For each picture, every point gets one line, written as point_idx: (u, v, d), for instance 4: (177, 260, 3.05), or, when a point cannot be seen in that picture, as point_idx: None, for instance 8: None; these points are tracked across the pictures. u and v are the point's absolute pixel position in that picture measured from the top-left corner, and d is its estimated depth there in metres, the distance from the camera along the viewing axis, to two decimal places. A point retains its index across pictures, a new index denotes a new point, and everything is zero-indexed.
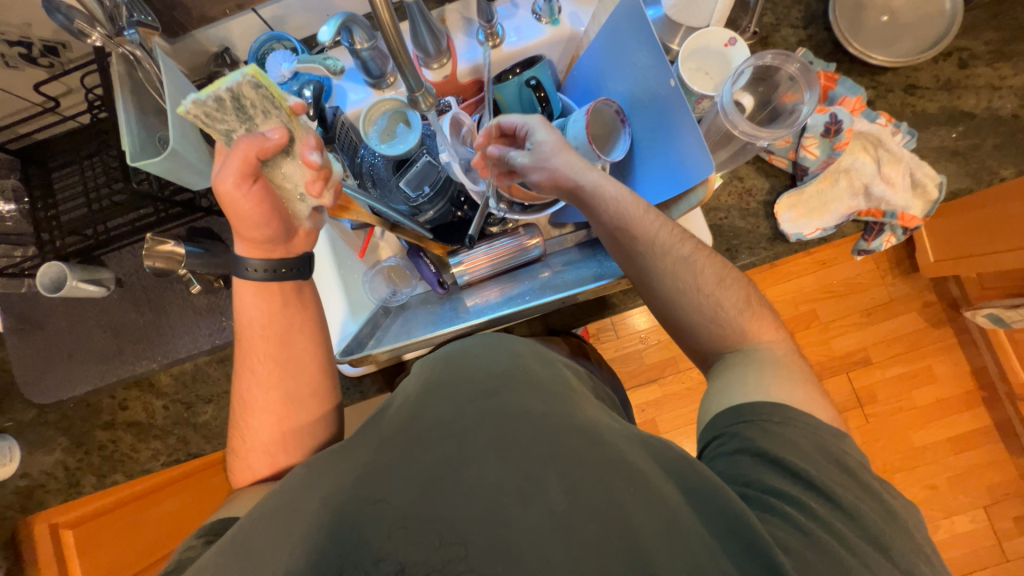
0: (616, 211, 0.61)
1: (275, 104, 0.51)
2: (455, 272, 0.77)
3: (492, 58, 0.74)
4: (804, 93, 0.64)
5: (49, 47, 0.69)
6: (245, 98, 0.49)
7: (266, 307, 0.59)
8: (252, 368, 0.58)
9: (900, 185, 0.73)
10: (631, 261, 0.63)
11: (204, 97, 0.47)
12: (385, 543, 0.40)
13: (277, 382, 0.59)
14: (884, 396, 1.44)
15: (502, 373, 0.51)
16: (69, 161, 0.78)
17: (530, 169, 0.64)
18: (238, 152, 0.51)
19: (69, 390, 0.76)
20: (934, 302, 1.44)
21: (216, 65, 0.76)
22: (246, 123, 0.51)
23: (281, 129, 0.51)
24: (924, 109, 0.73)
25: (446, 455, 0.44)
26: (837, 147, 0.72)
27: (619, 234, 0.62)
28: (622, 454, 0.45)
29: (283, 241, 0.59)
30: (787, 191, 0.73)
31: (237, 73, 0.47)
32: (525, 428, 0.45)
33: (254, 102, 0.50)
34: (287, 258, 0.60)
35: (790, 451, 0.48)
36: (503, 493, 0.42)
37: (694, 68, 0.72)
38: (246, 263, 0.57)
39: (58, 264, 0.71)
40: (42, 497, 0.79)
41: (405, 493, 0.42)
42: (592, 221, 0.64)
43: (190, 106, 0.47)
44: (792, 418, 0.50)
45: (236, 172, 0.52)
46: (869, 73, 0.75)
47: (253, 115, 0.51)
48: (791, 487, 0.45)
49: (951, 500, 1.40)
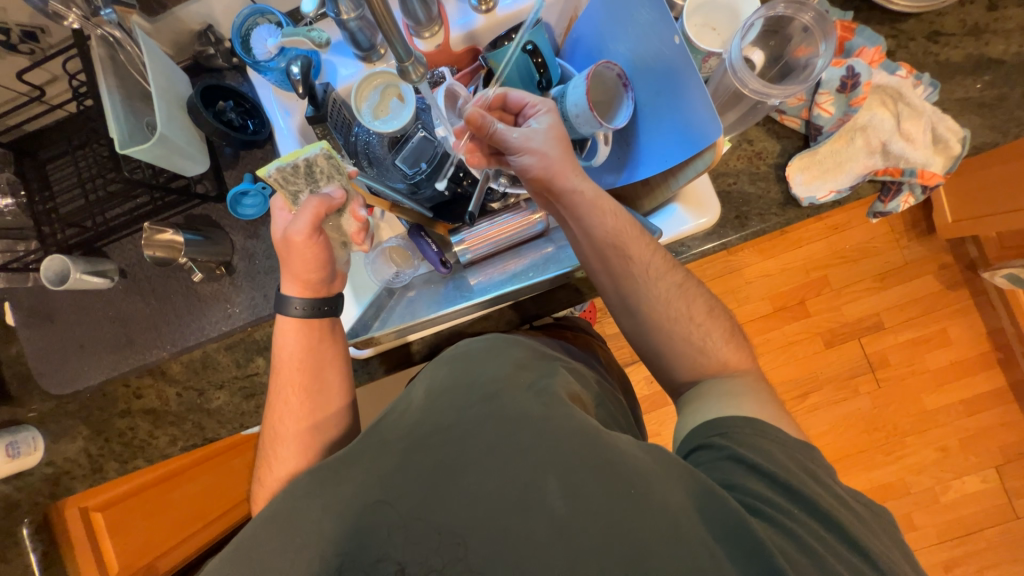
0: (600, 223, 0.60)
1: (339, 171, 0.61)
2: (457, 251, 0.75)
3: (485, 24, 0.71)
4: (819, 45, 0.61)
5: (27, 33, 0.67)
6: (316, 166, 0.61)
7: (304, 342, 0.63)
8: (286, 400, 0.62)
9: (920, 141, 0.68)
10: (618, 283, 0.61)
11: (285, 165, 0.60)
12: (386, 544, 0.43)
13: (307, 415, 0.62)
14: (896, 360, 1.42)
15: (499, 380, 0.52)
16: (61, 152, 0.77)
17: (525, 150, 0.60)
18: (309, 209, 0.58)
19: (83, 379, 0.77)
20: (951, 264, 1.40)
21: (200, 45, 0.74)
22: (311, 185, 0.61)
23: (342, 189, 0.61)
24: (948, 58, 0.69)
25: (446, 462, 0.46)
26: (854, 103, 0.67)
27: (610, 250, 0.60)
28: (621, 455, 0.46)
29: (329, 283, 0.64)
30: (799, 153, 0.69)
31: (315, 148, 0.60)
32: (525, 431, 0.47)
33: (324, 168, 0.61)
34: (329, 296, 0.64)
35: (765, 458, 0.49)
36: (503, 499, 0.44)
37: (700, 23, 0.68)
38: (291, 301, 0.62)
39: (60, 257, 0.71)
40: (70, 483, 0.80)
41: (405, 501, 0.44)
42: (568, 221, 0.62)
43: (272, 171, 0.59)
44: (763, 430, 0.52)
45: (308, 225, 0.58)
46: (889, 21, 0.70)
47: (318, 180, 0.61)
48: (773, 493, 0.47)
49: (962, 461, 1.40)
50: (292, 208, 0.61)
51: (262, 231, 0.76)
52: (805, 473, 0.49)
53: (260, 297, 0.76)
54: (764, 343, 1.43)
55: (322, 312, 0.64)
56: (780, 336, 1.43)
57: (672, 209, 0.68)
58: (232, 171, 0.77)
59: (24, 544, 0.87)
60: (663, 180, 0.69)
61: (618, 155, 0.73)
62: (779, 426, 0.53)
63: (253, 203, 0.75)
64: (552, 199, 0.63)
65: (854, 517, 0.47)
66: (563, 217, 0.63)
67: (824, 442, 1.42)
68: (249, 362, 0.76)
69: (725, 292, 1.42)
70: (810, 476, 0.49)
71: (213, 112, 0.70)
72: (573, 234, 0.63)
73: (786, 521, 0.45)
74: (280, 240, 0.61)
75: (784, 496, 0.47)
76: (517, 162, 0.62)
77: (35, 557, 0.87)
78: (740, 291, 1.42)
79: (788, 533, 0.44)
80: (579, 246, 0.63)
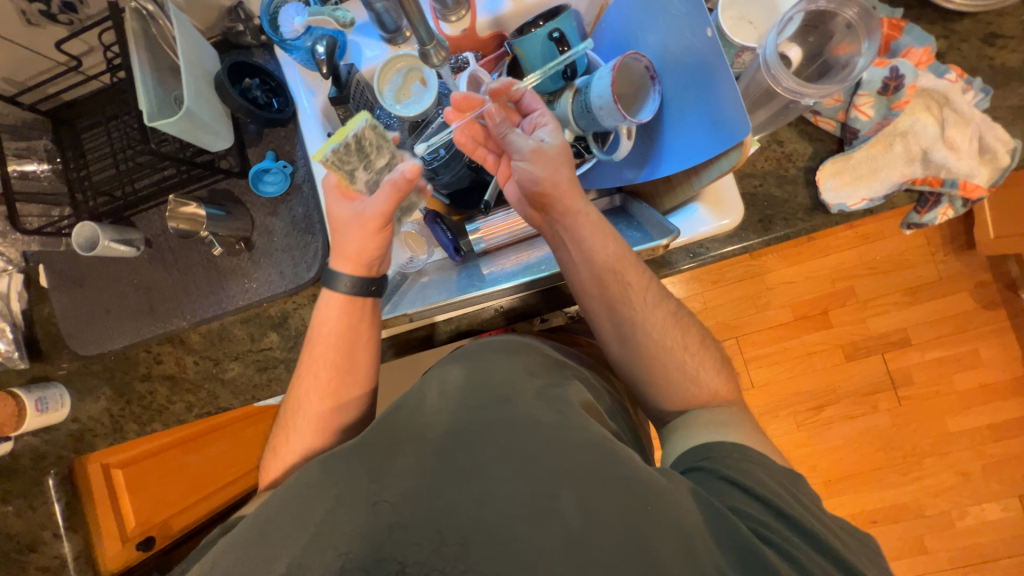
0: (598, 249, 0.60)
1: (385, 139, 0.60)
2: (472, 239, 0.76)
3: (513, 10, 0.70)
4: (862, 43, 0.57)
5: (66, 3, 0.69)
6: (365, 140, 0.57)
7: (345, 318, 0.64)
8: (316, 375, 0.64)
9: (966, 151, 0.63)
10: (613, 309, 0.61)
11: (338, 145, 0.55)
12: (386, 543, 0.43)
13: (331, 392, 0.64)
14: (920, 379, 1.37)
15: (510, 383, 0.54)
16: (96, 122, 0.79)
17: (533, 157, 0.59)
18: (392, 188, 0.56)
19: (108, 343, 0.80)
20: (988, 283, 1.33)
21: (229, 21, 0.75)
22: (365, 163, 0.58)
23: (415, 165, 0.56)
24: (1004, 62, 0.64)
25: (460, 466, 0.47)
26: (896, 106, 0.63)
27: (609, 276, 0.60)
28: (636, 471, 0.47)
29: (386, 258, 0.65)
30: (832, 157, 0.66)
31: (360, 121, 0.56)
32: (537, 439, 0.48)
33: (372, 142, 0.58)
34: (377, 275, 0.65)
35: (754, 482, 0.49)
36: (516, 506, 0.44)
37: (736, 16, 0.65)
38: (341, 278, 0.63)
39: (89, 224, 0.73)
40: (92, 440, 0.84)
41: (415, 502, 0.45)
42: (567, 242, 0.61)
43: (328, 154, 0.54)
44: (750, 454, 0.51)
45: (388, 206, 0.58)
46: (941, 20, 0.66)
47: (369, 153, 0.58)
48: (778, 521, 0.46)
49: (984, 488, 1.35)
50: (365, 190, 0.60)
51: (281, 209, 0.77)
52: (796, 499, 0.48)
53: (277, 275, 0.77)
54: (781, 351, 1.39)
55: (370, 293, 0.65)
56: (799, 346, 1.39)
57: (692, 209, 0.66)
58: (256, 149, 0.78)
59: (47, 495, 0.89)
60: (686, 178, 0.67)
61: (641, 150, 0.71)
62: (765, 453, 0.53)
63: (274, 180, 0.77)
64: (551, 215, 0.62)
65: (854, 550, 0.46)
66: (561, 236, 0.62)
67: (836, 456, 1.39)
68: (264, 336, 0.79)
69: (744, 297, 1.39)
70: (801, 504, 0.48)
71: (240, 89, 0.71)
72: (569, 255, 0.62)
73: (794, 550, 0.44)
74: (348, 219, 0.61)
75: (789, 526, 0.45)
76: (521, 169, 0.60)
77: (59, 509, 0.90)
78: (760, 297, 1.38)
79: (795, 563, 0.42)
80: (575, 268, 0.62)
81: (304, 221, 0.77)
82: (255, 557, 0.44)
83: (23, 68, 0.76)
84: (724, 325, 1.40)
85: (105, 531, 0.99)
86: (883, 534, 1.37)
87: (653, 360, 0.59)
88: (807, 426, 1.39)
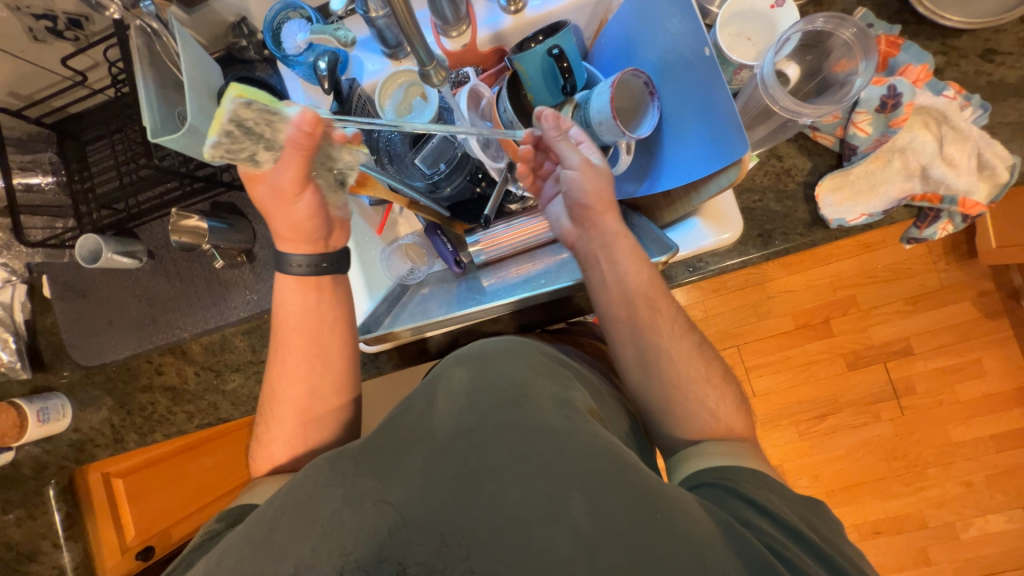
0: (636, 277, 0.61)
1: (273, 112, 0.51)
2: (472, 251, 0.76)
3: (514, 25, 0.70)
4: (860, 62, 0.57)
5: (72, 20, 0.70)
6: (246, 120, 0.50)
7: (304, 302, 0.63)
8: (284, 358, 0.63)
9: (965, 167, 0.63)
10: (638, 336, 0.61)
11: (217, 138, 0.49)
12: (387, 545, 0.44)
13: (304, 376, 0.63)
14: (923, 389, 1.36)
15: (519, 384, 0.54)
16: (99, 135, 0.80)
17: (584, 168, 0.61)
18: (292, 154, 0.54)
19: (110, 353, 0.80)
20: (991, 292, 1.33)
21: (233, 36, 0.75)
22: (264, 144, 0.53)
23: (308, 114, 0.51)
24: (1002, 78, 0.64)
25: (469, 468, 0.47)
26: (894, 124, 0.63)
27: (640, 301, 0.61)
28: (644, 478, 0.46)
29: (323, 237, 0.63)
30: (830, 172, 0.66)
31: (227, 101, 0.48)
32: (548, 444, 0.47)
33: (255, 121, 0.50)
34: (326, 252, 0.64)
35: (772, 506, 0.48)
36: (527, 507, 0.44)
37: (734, 33, 0.66)
38: (290, 259, 0.62)
39: (93, 236, 0.73)
40: (92, 451, 0.84)
41: (427, 501, 0.45)
42: (603, 264, 0.63)
43: (212, 150, 0.50)
44: (769, 484, 0.51)
45: (297, 173, 0.56)
46: (940, 37, 0.66)
47: (261, 133, 0.51)
48: (783, 535, 0.46)
49: (989, 499, 1.33)
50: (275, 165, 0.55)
51: None
52: (814, 531, 0.48)
53: None
54: (783, 360, 1.39)
55: (322, 270, 0.64)
56: (801, 355, 1.38)
57: (690, 224, 0.67)
58: None
59: (50, 504, 0.90)
60: (685, 194, 0.67)
61: (641, 164, 0.72)
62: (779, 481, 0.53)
63: None
64: (590, 232, 0.64)
65: (857, 564, 0.46)
66: (596, 253, 0.63)
67: (839, 467, 1.38)
68: (264, 348, 0.79)
69: (745, 305, 1.38)
70: (815, 533, 0.48)
71: None
72: (603, 277, 0.63)
73: (805, 566, 0.44)
74: (264, 196, 0.58)
75: (798, 543, 0.46)
76: (570, 177, 0.62)
77: (60, 518, 0.91)
78: (761, 306, 1.38)
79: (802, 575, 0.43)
80: (609, 296, 0.62)
81: None
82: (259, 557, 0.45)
83: (29, 82, 0.77)
84: (724, 333, 1.40)
85: (105, 545, 1.00)
86: (885, 545, 1.36)
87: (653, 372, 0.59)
88: (809, 436, 1.39)
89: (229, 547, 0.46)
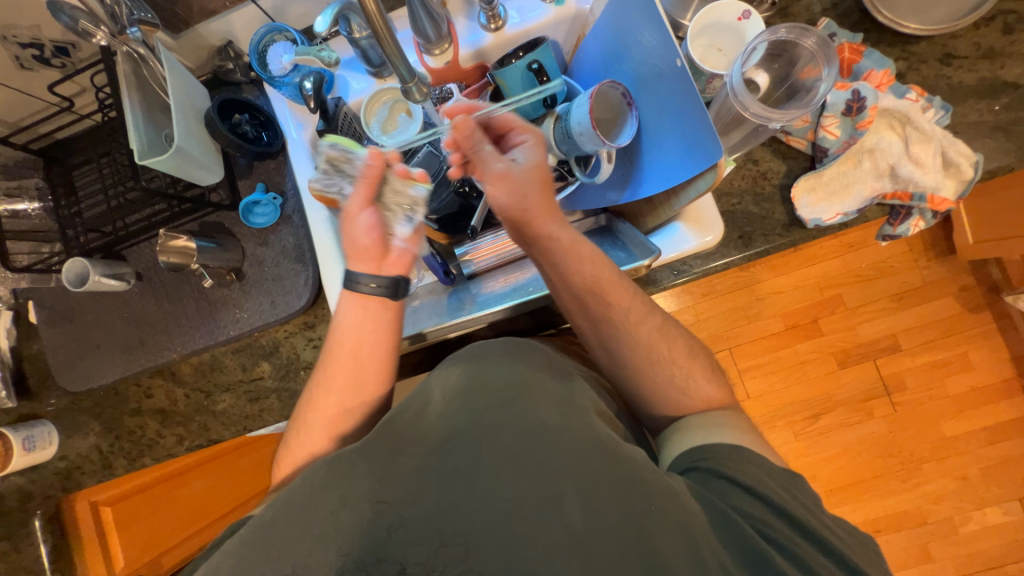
0: (587, 273, 0.59)
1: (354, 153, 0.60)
2: (462, 261, 0.80)
3: (493, 42, 0.73)
4: (823, 68, 0.60)
5: (59, 47, 0.72)
6: (337, 161, 0.60)
7: (355, 322, 0.61)
8: (327, 375, 0.62)
9: (931, 165, 0.66)
10: (605, 334, 0.61)
11: (323, 178, 0.62)
12: (386, 545, 0.44)
13: (340, 392, 0.61)
14: (913, 384, 1.38)
15: (517, 382, 0.53)
16: (86, 160, 0.80)
17: (501, 181, 0.59)
18: (359, 182, 0.59)
19: (97, 378, 0.79)
20: (972, 287, 1.36)
21: (219, 60, 0.77)
22: (349, 180, 0.61)
23: (375, 151, 0.58)
24: (961, 80, 0.68)
25: (463, 468, 0.47)
26: (860, 126, 0.66)
27: (589, 297, 0.60)
28: (642, 471, 0.46)
29: (382, 260, 0.61)
30: (805, 174, 0.68)
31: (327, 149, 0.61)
32: (542, 443, 0.47)
33: (341, 159, 0.60)
34: (382, 274, 0.61)
35: (759, 485, 0.49)
36: (522, 505, 0.44)
37: (705, 45, 0.69)
38: (358, 280, 0.61)
39: (80, 260, 0.73)
40: (80, 478, 0.82)
41: (422, 502, 0.45)
42: (544, 265, 0.61)
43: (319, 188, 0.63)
44: (751, 459, 0.51)
45: (360, 198, 0.59)
46: (900, 43, 0.69)
47: (347, 171, 0.60)
48: (779, 525, 0.47)
49: (985, 492, 1.35)
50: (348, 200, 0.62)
51: (271, 239, 0.78)
52: (797, 502, 0.49)
53: (268, 303, 0.78)
54: (775, 361, 1.40)
55: (389, 292, 0.61)
56: (791, 356, 1.40)
57: (673, 228, 0.68)
58: (246, 181, 0.79)
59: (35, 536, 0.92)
60: (666, 199, 0.69)
61: (622, 172, 0.75)
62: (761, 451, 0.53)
63: (264, 211, 0.78)
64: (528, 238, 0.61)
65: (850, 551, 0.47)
66: (538, 257, 0.62)
67: (836, 466, 1.38)
68: (255, 366, 0.79)
69: (734, 308, 1.40)
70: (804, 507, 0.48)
71: (229, 124, 0.72)
72: (548, 277, 0.62)
73: (802, 555, 0.44)
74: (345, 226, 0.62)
75: (793, 529, 0.46)
76: (493, 192, 0.60)
77: (45, 549, 0.94)
78: (750, 308, 1.40)
79: (796, 561, 0.44)
80: (560, 295, 0.62)
81: (294, 251, 0.78)
82: (253, 565, 0.44)
83: (15, 109, 0.77)
84: (715, 336, 1.41)
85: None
86: (888, 543, 1.36)
87: (643, 372, 0.60)
88: (805, 435, 1.39)
89: (224, 558, 0.46)
